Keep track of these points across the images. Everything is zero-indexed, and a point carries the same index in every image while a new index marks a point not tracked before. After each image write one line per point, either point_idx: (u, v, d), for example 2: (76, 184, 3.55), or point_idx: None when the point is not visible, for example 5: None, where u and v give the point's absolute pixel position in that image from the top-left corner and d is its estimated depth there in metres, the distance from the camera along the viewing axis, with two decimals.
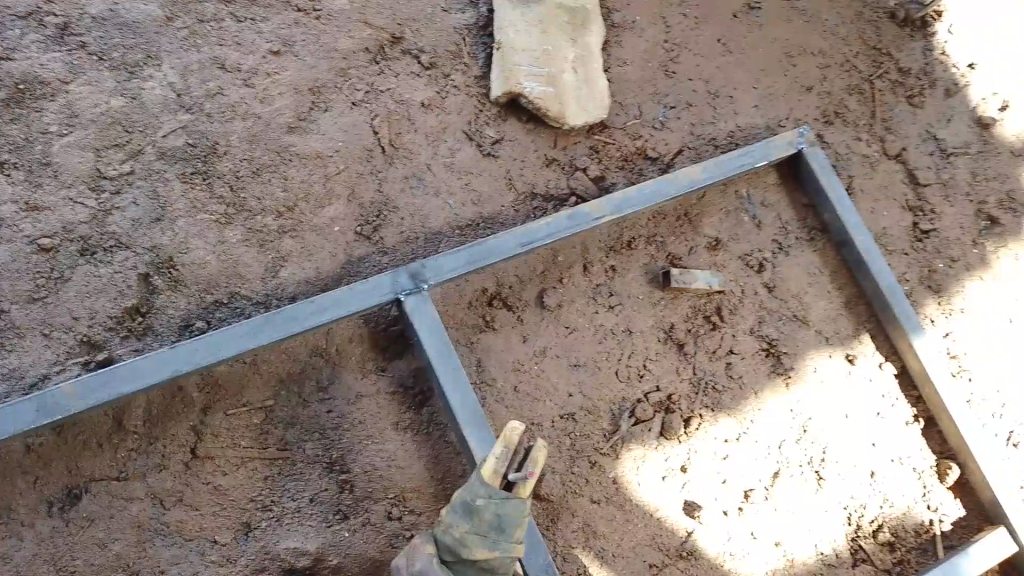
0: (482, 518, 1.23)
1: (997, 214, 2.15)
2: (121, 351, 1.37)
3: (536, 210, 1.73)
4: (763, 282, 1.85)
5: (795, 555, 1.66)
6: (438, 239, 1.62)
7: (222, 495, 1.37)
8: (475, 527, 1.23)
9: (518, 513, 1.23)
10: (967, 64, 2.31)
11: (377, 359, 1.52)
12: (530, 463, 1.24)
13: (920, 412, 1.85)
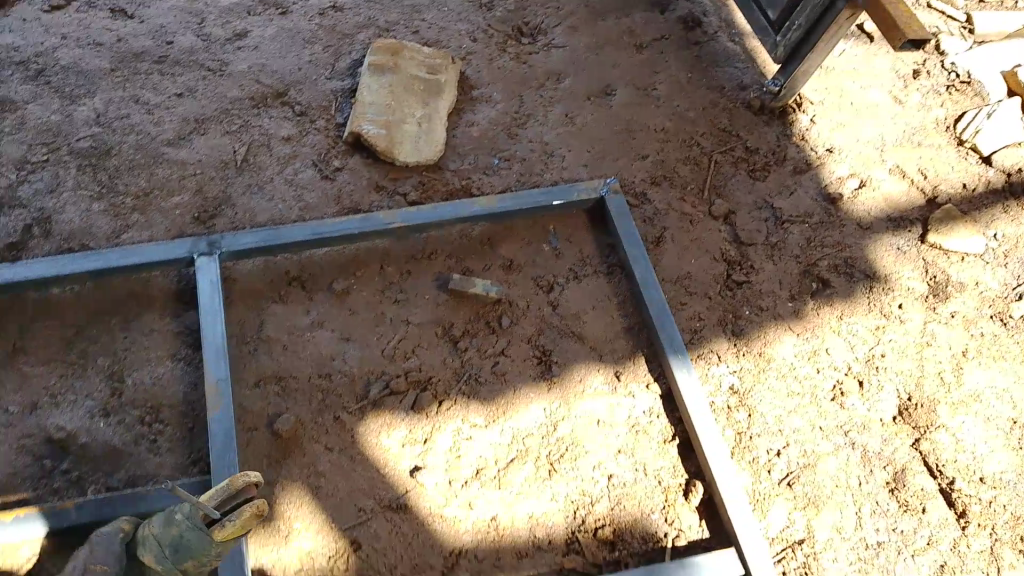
0: (174, 530, 1.40)
1: (828, 276, 2.15)
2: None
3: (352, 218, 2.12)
4: (549, 300, 2.07)
5: (505, 531, 1.77)
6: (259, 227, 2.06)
7: (26, 379, 1.83)
8: (167, 536, 1.41)
9: (200, 546, 1.37)
10: (828, 148, 2.43)
11: (174, 308, 1.95)
12: (234, 517, 1.33)
13: (679, 433, 1.91)
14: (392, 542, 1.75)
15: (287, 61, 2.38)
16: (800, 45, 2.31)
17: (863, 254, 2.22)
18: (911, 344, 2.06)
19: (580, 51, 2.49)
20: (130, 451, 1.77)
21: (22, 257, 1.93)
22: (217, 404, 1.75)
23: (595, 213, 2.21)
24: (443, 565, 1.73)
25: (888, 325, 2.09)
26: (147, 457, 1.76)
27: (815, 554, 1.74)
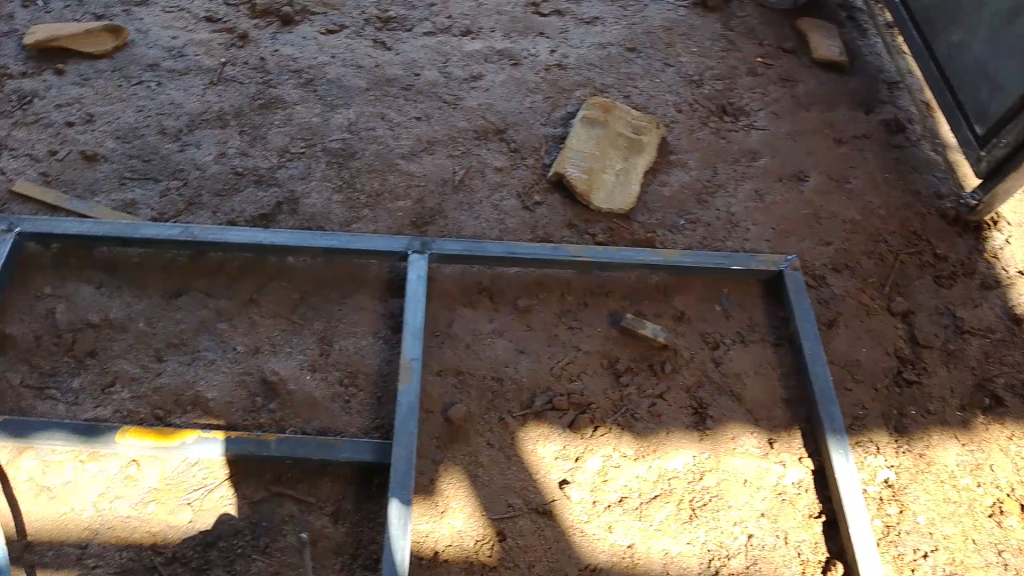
0: None
1: (1003, 394, 2.10)
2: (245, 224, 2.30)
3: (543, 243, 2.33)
4: (713, 357, 2.16)
5: (639, 561, 1.85)
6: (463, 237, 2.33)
7: (255, 328, 2.16)
8: None
9: None
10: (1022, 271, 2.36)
11: (382, 294, 2.24)
12: None
13: (826, 512, 1.91)
14: (533, 541, 1.88)
15: (512, 104, 2.66)
16: (1006, 162, 2.31)
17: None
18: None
19: (780, 136, 2.59)
20: (327, 404, 2.05)
21: (270, 226, 2.28)
22: (407, 378, 1.99)
23: (770, 285, 2.28)
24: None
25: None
26: (340, 413, 2.04)
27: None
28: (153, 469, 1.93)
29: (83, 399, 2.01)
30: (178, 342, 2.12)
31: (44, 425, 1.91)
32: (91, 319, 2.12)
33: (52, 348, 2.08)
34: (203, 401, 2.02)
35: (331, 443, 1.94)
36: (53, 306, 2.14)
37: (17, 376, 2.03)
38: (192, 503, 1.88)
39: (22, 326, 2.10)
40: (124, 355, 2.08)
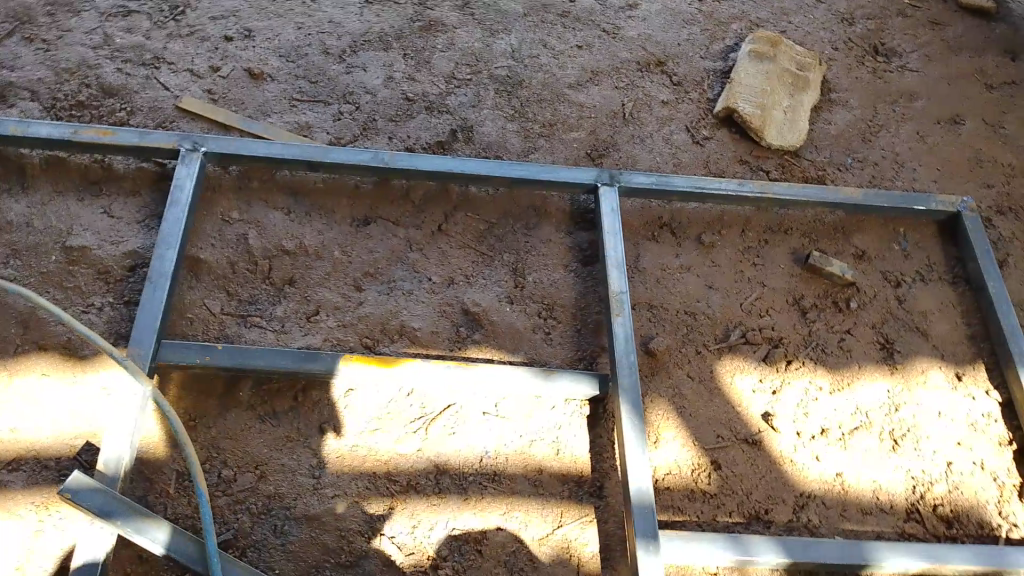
0: None
1: None
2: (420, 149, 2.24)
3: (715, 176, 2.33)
4: (896, 295, 2.29)
5: (851, 488, 1.97)
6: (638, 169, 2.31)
7: (447, 258, 2.16)
8: None
9: None
10: None
11: (568, 227, 2.26)
12: None
13: (1016, 440, 2.08)
14: (747, 469, 1.97)
15: (670, 36, 2.68)
16: None
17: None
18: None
19: (934, 78, 2.71)
20: (529, 335, 2.07)
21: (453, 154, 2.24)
22: (617, 311, 2.02)
23: (944, 225, 2.42)
24: (793, 502, 1.94)
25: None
26: (543, 344, 2.06)
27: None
28: (369, 397, 1.92)
29: (290, 327, 1.97)
30: (374, 272, 2.10)
31: (265, 351, 1.88)
32: (285, 246, 2.09)
33: (248, 274, 2.04)
34: (409, 330, 2.02)
35: (549, 373, 1.97)
36: (243, 231, 2.09)
37: (216, 304, 1.98)
38: (418, 432, 1.89)
39: (214, 252, 2.05)
40: (323, 284, 2.06)
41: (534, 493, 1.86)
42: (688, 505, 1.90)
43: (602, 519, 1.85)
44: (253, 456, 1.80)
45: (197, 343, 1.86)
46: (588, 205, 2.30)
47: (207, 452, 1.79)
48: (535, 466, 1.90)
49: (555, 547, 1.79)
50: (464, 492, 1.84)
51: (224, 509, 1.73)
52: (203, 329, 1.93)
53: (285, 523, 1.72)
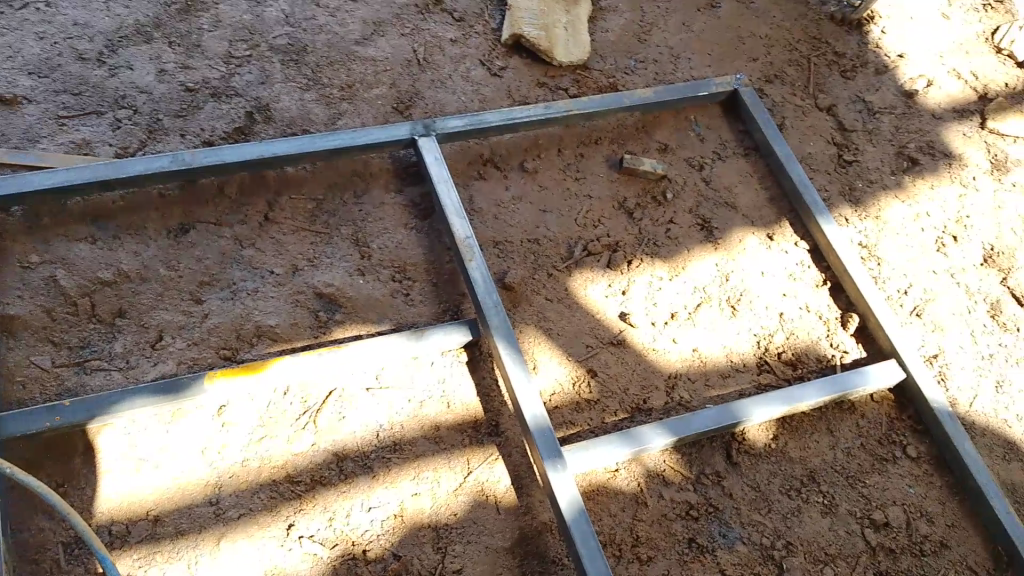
0: None
1: (916, 155, 2.65)
2: (219, 141, 2.11)
3: (519, 103, 2.39)
4: (703, 176, 2.50)
5: (708, 359, 2.19)
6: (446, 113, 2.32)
7: (283, 246, 2.08)
8: None
9: None
10: (898, 55, 2.91)
11: (397, 185, 2.25)
12: None
13: (829, 278, 2.40)
14: (620, 369, 2.13)
15: None
16: None
17: (938, 137, 2.71)
18: (987, 206, 2.57)
19: None
20: (390, 301, 2.07)
21: (257, 138, 2.13)
22: (469, 256, 2.06)
23: (726, 104, 2.66)
24: (664, 386, 2.13)
25: (968, 193, 2.59)
26: (406, 306, 2.07)
27: (948, 363, 2.26)
28: (245, 407, 1.85)
29: (137, 361, 1.83)
30: (211, 279, 1.99)
31: (119, 393, 1.74)
32: (104, 276, 1.91)
33: (71, 318, 1.85)
34: (267, 329, 1.95)
35: (420, 332, 1.99)
36: (50, 273, 1.89)
37: (46, 359, 1.79)
38: (307, 427, 1.86)
39: (25, 304, 1.83)
40: (160, 306, 1.92)
41: (437, 449, 1.90)
42: (578, 416, 2.03)
43: (506, 454, 1.94)
44: (141, 504, 1.69)
45: (40, 406, 1.68)
46: (410, 158, 2.30)
47: (89, 513, 1.66)
48: (431, 424, 1.94)
49: (471, 493, 1.86)
50: (371, 470, 1.84)
51: (128, 564, 1.63)
52: (40, 390, 1.75)
53: (198, 556, 1.65)
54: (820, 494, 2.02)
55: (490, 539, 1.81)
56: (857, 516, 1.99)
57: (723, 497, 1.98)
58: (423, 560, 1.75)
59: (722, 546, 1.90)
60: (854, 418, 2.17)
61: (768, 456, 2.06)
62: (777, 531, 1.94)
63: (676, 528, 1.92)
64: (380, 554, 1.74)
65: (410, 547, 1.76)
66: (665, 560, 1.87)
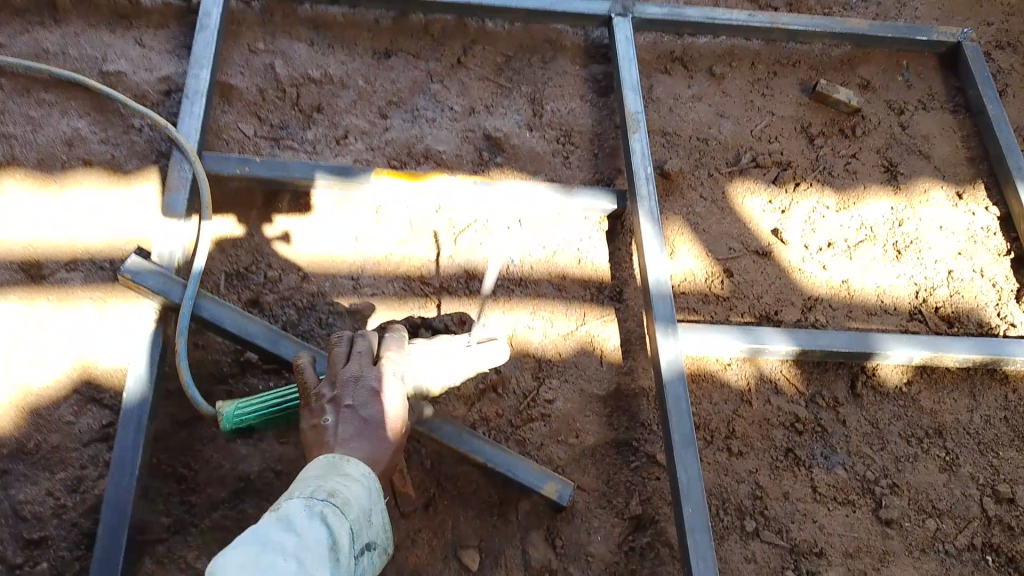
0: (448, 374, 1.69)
1: None
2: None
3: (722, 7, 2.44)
4: (900, 122, 2.39)
5: (856, 293, 2.08)
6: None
7: (467, 88, 2.23)
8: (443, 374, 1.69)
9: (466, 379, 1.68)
10: None
11: (583, 60, 2.33)
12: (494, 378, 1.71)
13: (1014, 250, 2.21)
14: (758, 277, 2.08)
15: None
16: None
17: None
18: None
19: None
20: (549, 158, 2.16)
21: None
22: (633, 128, 2.10)
23: (946, 58, 2.53)
24: (802, 304, 2.05)
25: None
26: (562, 167, 2.15)
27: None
28: (399, 210, 2.00)
29: (321, 149, 2.04)
30: (398, 101, 2.17)
31: (301, 165, 1.93)
32: (310, 75, 2.15)
33: (277, 101, 2.09)
34: (434, 153, 2.10)
35: (570, 189, 2.05)
36: (270, 61, 2.15)
37: (249, 128, 2.04)
38: (449, 241, 1.99)
39: (244, 79, 2.10)
40: (350, 111, 2.12)
41: (559, 295, 1.97)
42: (702, 307, 2.02)
43: (622, 319, 1.97)
44: (293, 261, 1.89)
45: (235, 157, 1.92)
46: (602, 40, 2.37)
47: (252, 256, 1.89)
48: (559, 272, 2.00)
49: (580, 341, 1.92)
50: (494, 294, 1.94)
51: (271, 304, 1.84)
52: (240, 148, 2.01)
53: (329, 316, 1.84)
54: (942, 449, 1.87)
55: (586, 384, 1.86)
56: (979, 483, 1.83)
57: (836, 423, 1.88)
58: (519, 382, 1.84)
59: (821, 466, 1.82)
60: (1003, 390, 1.98)
61: (895, 398, 1.93)
62: (885, 470, 1.83)
63: (775, 435, 1.85)
64: (482, 366, 1.85)
65: (512, 367, 1.85)
66: (756, 460, 1.81)
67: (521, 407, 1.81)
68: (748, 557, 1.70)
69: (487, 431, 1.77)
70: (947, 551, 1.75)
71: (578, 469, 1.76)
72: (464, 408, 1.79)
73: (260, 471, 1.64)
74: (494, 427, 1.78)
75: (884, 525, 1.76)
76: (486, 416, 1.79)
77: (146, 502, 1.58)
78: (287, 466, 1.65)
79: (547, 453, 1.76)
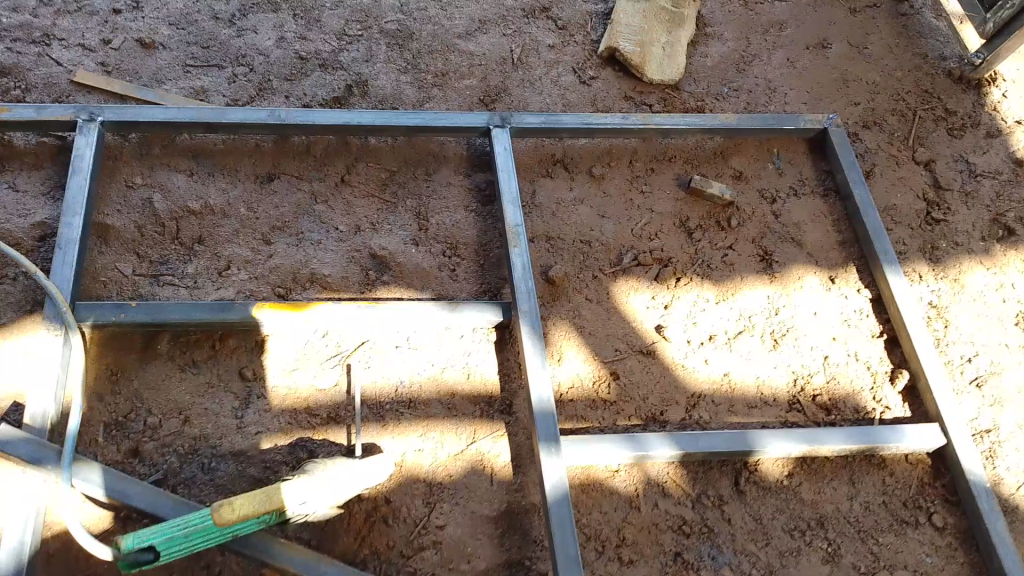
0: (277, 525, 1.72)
1: (1013, 226, 2.54)
2: (313, 101, 2.38)
3: (602, 106, 2.58)
4: (774, 210, 2.50)
5: (737, 386, 2.16)
6: (528, 103, 2.53)
7: (351, 208, 2.26)
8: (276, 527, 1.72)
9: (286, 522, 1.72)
10: (1004, 98, 2.88)
11: (467, 169, 2.39)
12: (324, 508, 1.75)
13: (887, 331, 2.31)
14: (643, 378, 2.15)
15: None
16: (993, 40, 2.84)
17: None
18: None
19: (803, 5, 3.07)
20: (436, 273, 2.20)
21: (349, 107, 2.37)
22: (514, 242, 2.16)
23: (815, 141, 2.66)
24: (686, 402, 2.12)
25: None
26: (449, 281, 2.19)
27: (1000, 441, 2.14)
28: (286, 340, 2.02)
29: (202, 283, 2.05)
30: (282, 225, 2.19)
31: (177, 307, 1.95)
32: (189, 206, 2.16)
33: (157, 236, 2.10)
34: (320, 278, 2.12)
35: (455, 306, 2.09)
36: (148, 195, 2.16)
37: (127, 267, 2.04)
38: (336, 367, 2.01)
39: (121, 217, 2.11)
40: (232, 240, 2.14)
41: (448, 414, 2.00)
42: (590, 413, 2.07)
43: (512, 433, 2.01)
44: (175, 403, 1.90)
45: (110, 303, 1.92)
46: (485, 147, 2.44)
47: (132, 402, 1.88)
48: (448, 390, 2.04)
49: (470, 461, 1.94)
50: (382, 420, 1.97)
51: (151, 453, 1.83)
52: (118, 290, 2.00)
53: (212, 460, 1.84)
54: (824, 540, 1.94)
55: (477, 506, 1.89)
56: (860, 571, 1.91)
57: (720, 521, 1.94)
58: (411, 510, 1.86)
59: (708, 568, 1.88)
60: (882, 473, 2.07)
61: (777, 491, 2.00)
62: (769, 566, 1.89)
63: (663, 539, 1.90)
64: (373, 497, 1.86)
65: (403, 497, 1.87)
66: (645, 568, 1.86)
67: (411, 536, 1.83)
68: None
69: (378, 566, 1.78)
70: None
71: None
72: (354, 542, 1.80)
73: None
74: (385, 560, 1.79)
75: None
76: (376, 550, 1.80)
77: None
78: None
79: None
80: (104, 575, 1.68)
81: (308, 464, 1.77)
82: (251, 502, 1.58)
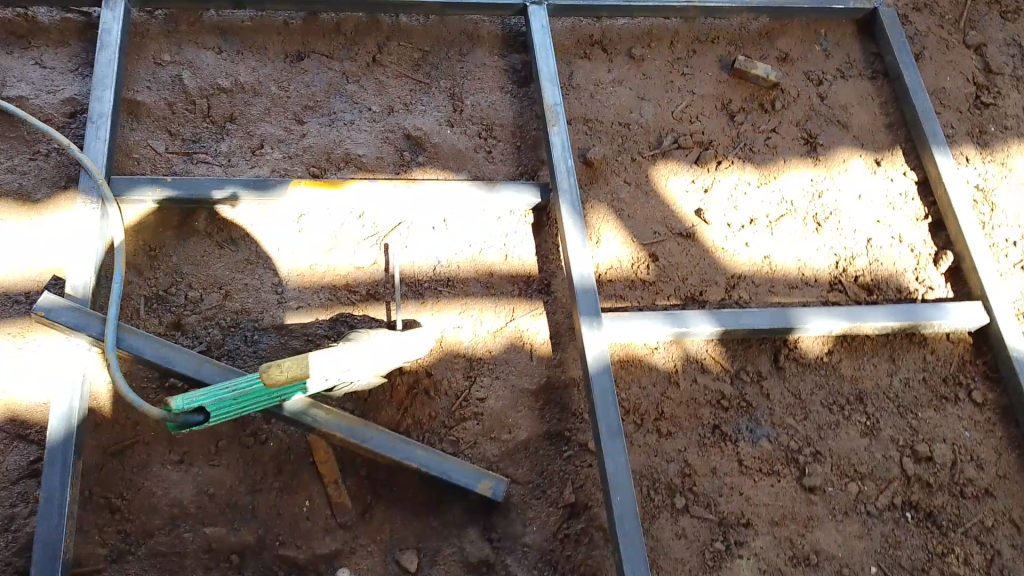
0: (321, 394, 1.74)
1: None
2: None
3: None
4: (818, 92, 2.42)
5: (778, 268, 2.13)
6: None
7: (384, 87, 2.21)
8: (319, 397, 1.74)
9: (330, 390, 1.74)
10: None
11: (502, 50, 2.33)
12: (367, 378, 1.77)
13: (932, 214, 2.26)
14: (682, 259, 2.12)
15: None
16: None
17: None
18: None
19: None
20: (471, 154, 2.15)
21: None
22: (553, 119, 2.11)
23: (863, 23, 2.56)
24: (725, 283, 2.10)
25: None
26: (484, 162, 2.15)
27: None
28: (322, 218, 2.00)
29: (237, 161, 2.03)
30: (314, 104, 2.15)
31: (213, 182, 1.93)
32: (221, 84, 2.13)
33: (188, 114, 2.08)
34: (355, 157, 2.09)
35: (492, 186, 2.06)
36: (176, 73, 2.13)
37: (160, 144, 2.02)
38: (374, 245, 2.00)
39: (150, 94, 2.08)
40: (265, 119, 2.11)
41: (486, 293, 1.99)
42: (629, 293, 2.06)
43: (551, 311, 1.99)
44: (215, 278, 1.90)
45: (145, 179, 1.91)
46: (518, 27, 2.37)
47: (173, 277, 1.89)
48: (486, 269, 2.02)
49: (509, 338, 1.94)
50: (421, 297, 1.96)
51: (194, 325, 1.84)
52: (152, 168, 1.98)
53: (255, 333, 1.86)
54: (863, 415, 1.94)
55: (518, 380, 1.89)
56: (899, 444, 1.91)
57: (760, 397, 1.94)
58: (451, 383, 1.87)
59: (746, 440, 1.88)
60: (923, 351, 2.05)
61: (817, 368, 1.99)
62: (807, 439, 1.90)
63: (702, 413, 1.91)
64: (414, 370, 1.87)
65: (443, 370, 1.88)
66: (684, 439, 1.87)
67: (453, 408, 1.84)
68: (679, 533, 1.76)
69: (420, 435, 1.81)
70: (869, 512, 1.82)
71: (511, 463, 1.80)
72: (397, 413, 1.83)
73: (193, 497, 1.67)
74: (427, 430, 1.82)
75: (808, 492, 1.83)
76: (418, 420, 1.83)
77: (81, 535, 1.61)
78: (221, 488, 1.69)
79: (480, 451, 1.80)
80: (152, 439, 1.71)
81: (353, 333, 1.78)
82: (300, 366, 1.55)
